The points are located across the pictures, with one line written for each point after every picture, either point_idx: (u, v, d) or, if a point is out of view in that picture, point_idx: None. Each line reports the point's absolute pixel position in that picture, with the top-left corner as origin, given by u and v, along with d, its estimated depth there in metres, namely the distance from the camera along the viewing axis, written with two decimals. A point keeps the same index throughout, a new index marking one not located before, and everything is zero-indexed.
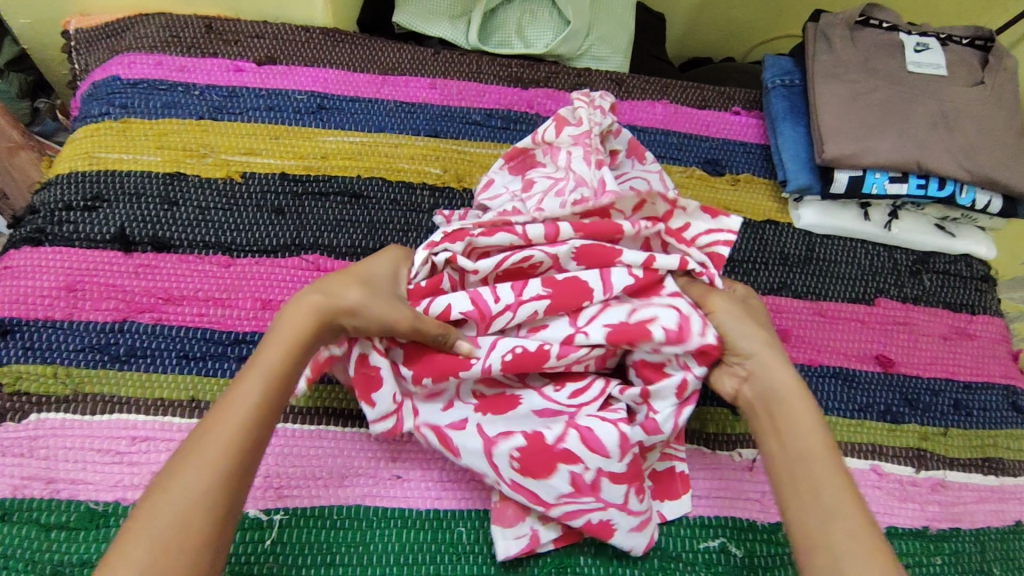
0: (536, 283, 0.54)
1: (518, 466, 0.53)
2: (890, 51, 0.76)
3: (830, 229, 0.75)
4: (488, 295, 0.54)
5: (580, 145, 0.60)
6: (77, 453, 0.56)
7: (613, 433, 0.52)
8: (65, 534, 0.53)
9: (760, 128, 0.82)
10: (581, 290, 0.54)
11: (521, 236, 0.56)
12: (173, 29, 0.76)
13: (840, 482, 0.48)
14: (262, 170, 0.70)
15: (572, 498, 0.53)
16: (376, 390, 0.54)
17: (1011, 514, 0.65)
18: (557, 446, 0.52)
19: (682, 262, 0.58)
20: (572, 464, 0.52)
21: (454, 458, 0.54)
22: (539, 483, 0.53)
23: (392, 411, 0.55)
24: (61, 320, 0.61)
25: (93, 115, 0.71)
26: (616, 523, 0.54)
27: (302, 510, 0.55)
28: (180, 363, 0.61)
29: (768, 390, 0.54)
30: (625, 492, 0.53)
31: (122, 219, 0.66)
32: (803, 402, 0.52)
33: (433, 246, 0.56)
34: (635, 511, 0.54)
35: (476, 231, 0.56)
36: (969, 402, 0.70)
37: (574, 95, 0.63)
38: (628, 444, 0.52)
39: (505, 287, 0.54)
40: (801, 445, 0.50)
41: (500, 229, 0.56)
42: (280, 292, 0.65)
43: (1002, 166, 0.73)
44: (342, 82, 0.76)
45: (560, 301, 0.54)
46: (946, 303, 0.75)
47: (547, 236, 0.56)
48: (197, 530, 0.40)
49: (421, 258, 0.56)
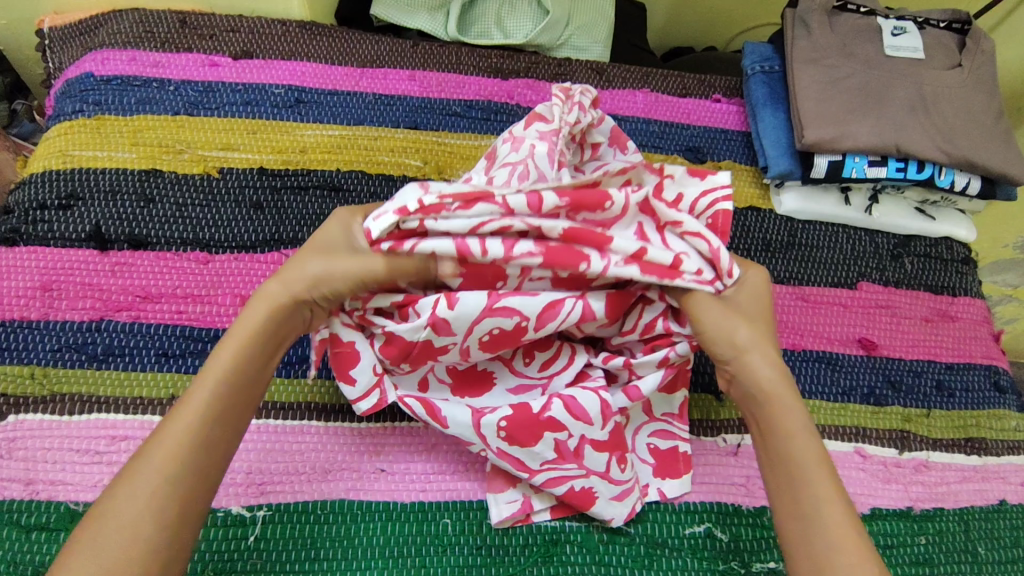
0: (528, 241, 0.50)
1: (505, 434, 0.53)
2: (868, 35, 0.77)
3: (811, 213, 0.75)
4: (475, 247, 0.49)
5: (546, 141, 0.59)
6: (55, 454, 0.55)
7: (595, 401, 0.54)
8: (45, 536, 0.52)
9: (741, 115, 0.82)
10: (578, 258, 0.50)
11: (503, 206, 0.49)
12: (147, 24, 0.75)
13: (826, 489, 0.47)
14: (240, 165, 0.69)
15: (554, 466, 0.54)
16: (353, 365, 0.53)
17: (994, 493, 0.65)
18: (545, 414, 0.53)
19: (676, 260, 0.53)
20: (557, 432, 0.54)
21: (441, 428, 0.54)
22: (525, 450, 0.54)
23: (376, 385, 0.54)
24: (35, 321, 0.60)
25: (66, 113, 0.70)
26: (598, 492, 0.55)
27: (285, 506, 0.55)
28: (158, 361, 0.60)
29: (749, 394, 0.52)
30: (606, 459, 0.55)
31: (97, 217, 0.65)
32: (786, 401, 0.50)
33: (404, 214, 0.49)
34: (617, 480, 0.56)
35: (451, 202, 0.49)
36: (951, 383, 0.71)
37: (554, 89, 0.62)
38: (609, 411, 0.54)
39: (495, 244, 0.49)
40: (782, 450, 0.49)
41: (479, 200, 0.49)
42: (260, 287, 0.64)
43: (981, 149, 0.73)
44: (320, 75, 0.75)
45: (552, 265, 0.50)
46: (927, 286, 0.75)
47: (531, 208, 0.49)
48: (147, 527, 0.41)
49: (389, 222, 0.50)
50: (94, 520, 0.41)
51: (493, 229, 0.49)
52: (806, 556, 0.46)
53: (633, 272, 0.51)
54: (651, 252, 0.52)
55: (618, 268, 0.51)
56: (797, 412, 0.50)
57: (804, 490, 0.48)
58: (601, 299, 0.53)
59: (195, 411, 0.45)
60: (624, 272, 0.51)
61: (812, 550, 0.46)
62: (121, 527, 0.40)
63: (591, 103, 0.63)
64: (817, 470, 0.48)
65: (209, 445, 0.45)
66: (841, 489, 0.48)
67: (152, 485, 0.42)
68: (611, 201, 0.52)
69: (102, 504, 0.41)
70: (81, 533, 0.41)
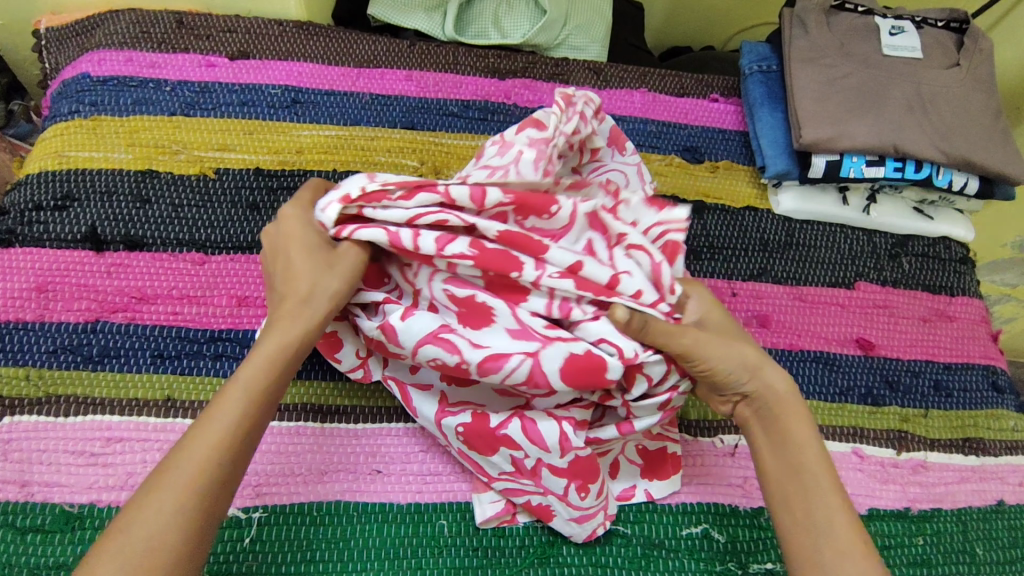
0: (463, 242, 0.49)
1: (463, 439, 0.54)
2: (866, 35, 0.77)
3: (808, 213, 0.75)
4: (407, 239, 0.50)
5: (533, 147, 0.57)
6: (51, 455, 0.55)
7: (554, 430, 0.52)
8: (40, 537, 0.52)
9: (738, 115, 0.81)
10: (510, 264, 0.49)
11: (444, 197, 0.50)
12: (143, 24, 0.75)
13: (836, 498, 0.47)
14: (237, 166, 0.69)
15: (511, 478, 0.55)
16: (337, 349, 0.57)
17: (993, 493, 0.65)
18: (501, 431, 0.53)
19: (613, 279, 0.50)
20: (512, 449, 0.53)
21: (414, 416, 0.57)
22: (482, 458, 0.54)
23: (359, 365, 0.58)
24: (31, 322, 0.60)
25: (62, 114, 0.70)
26: (557, 509, 0.55)
27: (281, 507, 0.55)
28: (154, 362, 0.60)
29: (763, 407, 0.52)
30: (565, 484, 0.53)
31: (93, 218, 0.65)
32: (799, 415, 0.51)
33: (348, 201, 0.51)
34: (576, 505, 0.54)
35: (393, 190, 0.51)
36: (949, 383, 0.70)
37: (556, 96, 0.60)
38: (568, 443, 0.51)
39: (427, 240, 0.49)
40: (795, 460, 0.49)
41: (420, 189, 0.51)
42: (256, 288, 0.64)
43: (979, 148, 0.73)
44: (317, 75, 0.75)
45: (482, 267, 0.49)
46: (925, 286, 0.75)
47: (472, 200, 0.49)
48: (174, 538, 0.40)
49: (334, 206, 0.52)
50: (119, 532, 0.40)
51: (428, 222, 0.50)
52: (812, 566, 0.46)
53: (566, 286, 0.49)
54: (587, 266, 0.50)
55: (549, 277, 0.49)
56: (806, 425, 0.51)
57: (814, 499, 0.48)
58: (557, 360, 0.48)
59: (224, 426, 0.44)
60: (558, 285, 0.49)
61: (819, 559, 0.45)
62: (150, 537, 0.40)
63: (592, 113, 0.62)
64: (825, 480, 0.48)
65: (235, 464, 0.44)
66: (847, 502, 0.48)
67: (182, 498, 0.41)
68: (552, 212, 0.52)
69: (127, 515, 0.41)
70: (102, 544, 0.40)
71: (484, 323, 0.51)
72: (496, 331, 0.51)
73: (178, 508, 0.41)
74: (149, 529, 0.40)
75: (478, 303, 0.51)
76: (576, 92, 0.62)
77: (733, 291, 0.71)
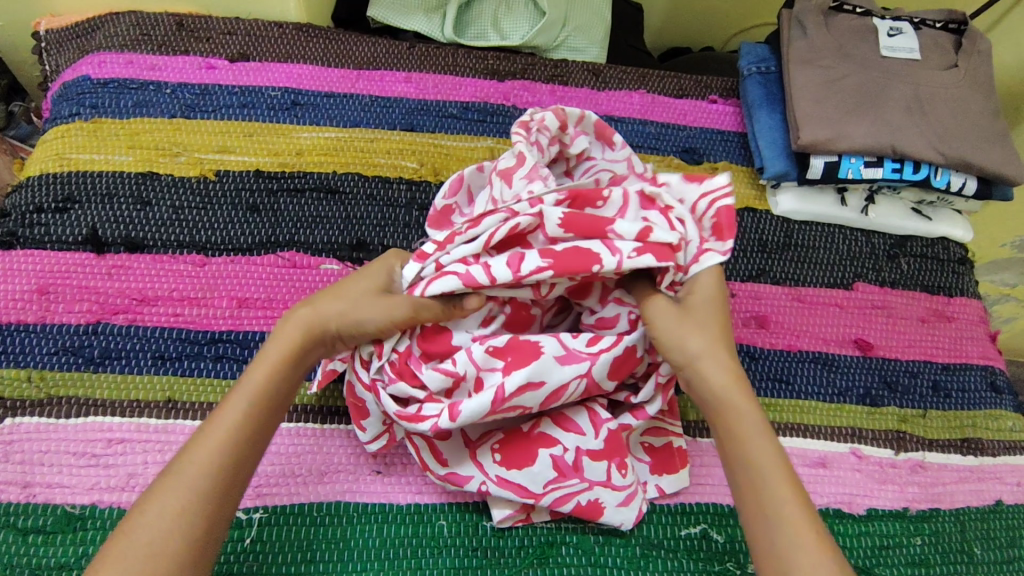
0: (534, 256, 0.49)
1: (500, 458, 0.54)
2: (865, 36, 0.77)
3: (808, 213, 0.75)
4: (482, 273, 0.49)
5: (536, 182, 0.55)
6: (53, 457, 0.55)
7: (584, 412, 0.55)
8: (43, 538, 0.52)
9: (737, 116, 0.82)
10: (589, 258, 0.50)
11: (506, 212, 0.51)
12: (143, 27, 0.75)
13: (788, 494, 0.46)
14: (236, 168, 0.69)
15: (558, 484, 0.54)
16: (364, 417, 0.55)
17: (991, 493, 0.65)
18: (535, 431, 0.55)
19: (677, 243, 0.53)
20: (551, 448, 0.54)
21: (438, 468, 0.56)
22: (524, 474, 0.54)
23: (382, 431, 0.56)
24: (33, 324, 0.61)
25: (63, 116, 0.70)
26: (604, 501, 0.55)
27: (280, 508, 0.55)
28: (155, 364, 0.60)
29: (706, 402, 0.51)
30: (606, 467, 0.54)
31: (93, 219, 0.65)
32: (739, 403, 0.49)
33: (425, 258, 0.52)
34: (620, 486, 0.55)
35: (461, 228, 0.52)
36: (947, 383, 0.71)
37: (515, 128, 0.59)
38: (599, 418, 0.55)
39: (501, 263, 0.49)
40: (738, 454, 0.48)
41: (484, 217, 0.51)
42: (256, 289, 0.64)
43: (976, 149, 0.73)
44: (316, 77, 0.75)
45: (563, 273, 0.49)
46: (923, 286, 0.75)
47: (533, 207, 0.51)
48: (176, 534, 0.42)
49: (415, 270, 0.52)
50: (126, 531, 0.42)
51: (501, 236, 0.50)
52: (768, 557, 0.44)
53: (648, 260, 0.51)
54: (655, 232, 0.52)
55: (629, 256, 0.51)
56: (751, 418, 0.49)
57: (763, 492, 0.46)
58: (601, 368, 0.52)
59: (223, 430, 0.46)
60: (640, 263, 0.51)
61: (774, 551, 0.44)
62: (145, 536, 0.41)
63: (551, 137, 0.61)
64: (778, 477, 0.46)
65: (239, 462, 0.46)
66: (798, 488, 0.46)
67: (182, 501, 0.43)
68: (605, 197, 0.55)
69: (129, 522, 0.42)
70: (110, 547, 0.42)
71: (533, 356, 0.51)
72: (544, 360, 0.51)
73: (178, 509, 0.42)
74: (148, 528, 0.42)
75: (522, 342, 0.52)
76: (531, 116, 0.60)
77: (732, 291, 0.71)
